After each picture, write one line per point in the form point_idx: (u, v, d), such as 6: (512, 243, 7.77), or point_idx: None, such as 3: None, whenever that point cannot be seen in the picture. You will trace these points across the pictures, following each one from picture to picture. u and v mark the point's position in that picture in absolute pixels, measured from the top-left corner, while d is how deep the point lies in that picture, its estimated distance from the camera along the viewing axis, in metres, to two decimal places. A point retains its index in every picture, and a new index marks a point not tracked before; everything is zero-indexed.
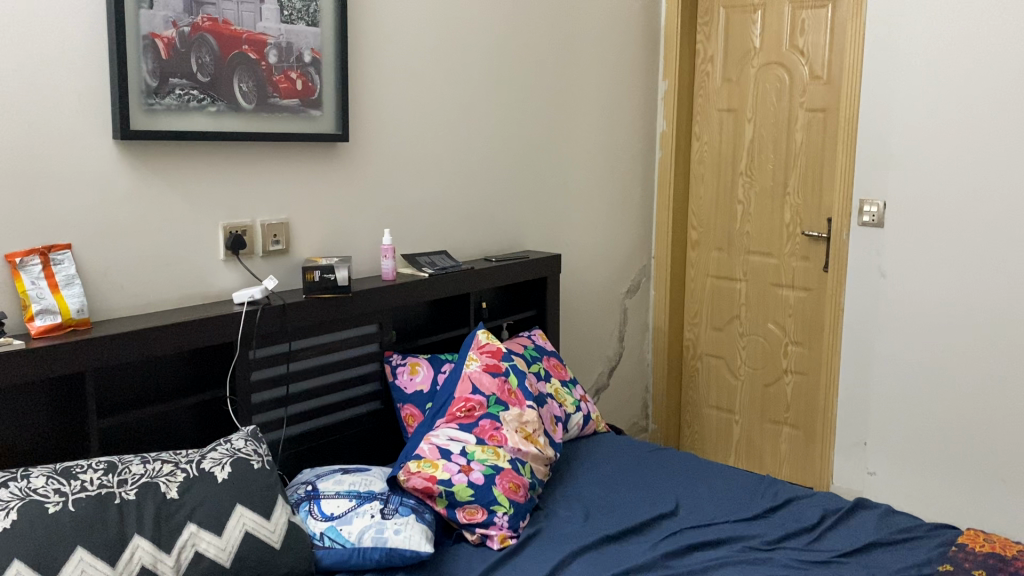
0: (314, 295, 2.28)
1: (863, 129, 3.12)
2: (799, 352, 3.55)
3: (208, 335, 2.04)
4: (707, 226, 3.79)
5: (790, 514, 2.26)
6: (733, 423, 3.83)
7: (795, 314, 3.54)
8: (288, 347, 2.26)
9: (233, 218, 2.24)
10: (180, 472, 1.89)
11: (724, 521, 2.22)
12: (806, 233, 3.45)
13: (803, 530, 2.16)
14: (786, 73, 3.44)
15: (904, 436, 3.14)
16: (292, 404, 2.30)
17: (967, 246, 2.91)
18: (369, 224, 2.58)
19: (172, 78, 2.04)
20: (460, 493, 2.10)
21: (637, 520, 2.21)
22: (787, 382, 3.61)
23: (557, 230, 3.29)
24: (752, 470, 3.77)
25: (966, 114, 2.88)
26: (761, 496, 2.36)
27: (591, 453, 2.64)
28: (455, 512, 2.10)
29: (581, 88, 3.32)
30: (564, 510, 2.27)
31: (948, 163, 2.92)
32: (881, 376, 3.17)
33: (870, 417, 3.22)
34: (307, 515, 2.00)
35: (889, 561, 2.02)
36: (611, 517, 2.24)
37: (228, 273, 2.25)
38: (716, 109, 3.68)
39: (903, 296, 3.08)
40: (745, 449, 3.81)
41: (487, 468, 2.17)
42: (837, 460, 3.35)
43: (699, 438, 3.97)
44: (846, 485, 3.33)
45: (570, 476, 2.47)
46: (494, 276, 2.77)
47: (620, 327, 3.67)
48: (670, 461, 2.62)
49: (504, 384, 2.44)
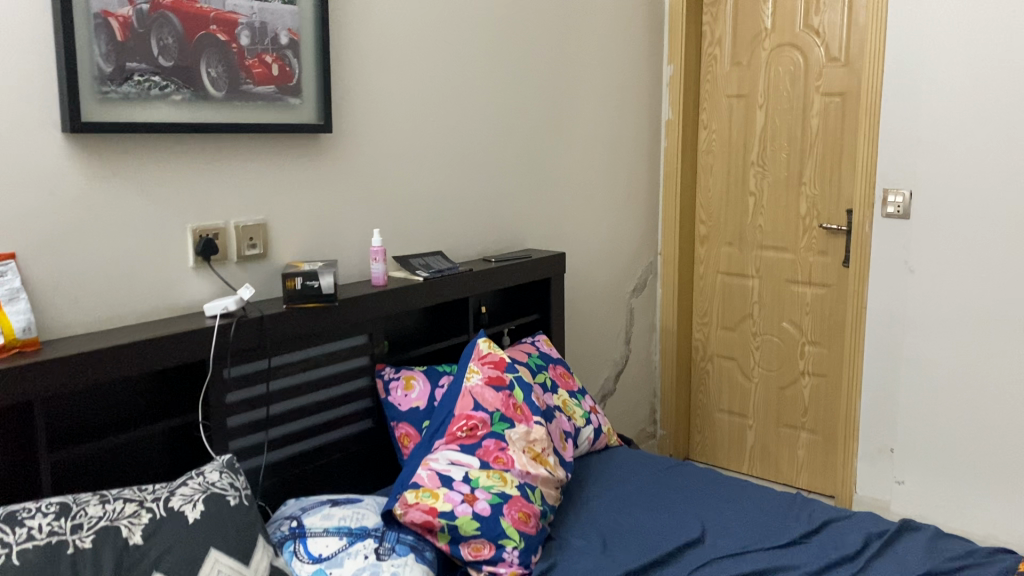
0: (295, 306, 2.03)
1: (887, 114, 2.89)
2: (817, 353, 3.34)
3: (177, 354, 1.80)
4: (716, 220, 3.56)
5: (828, 539, 2.04)
6: (747, 428, 3.61)
7: (813, 312, 3.33)
8: (267, 364, 2.01)
9: (204, 219, 1.99)
10: (144, 512, 1.65)
11: (758, 549, 2.00)
12: (825, 226, 3.23)
13: (846, 559, 1.94)
14: (800, 55, 3.21)
15: (935, 443, 2.92)
16: (273, 426, 2.06)
17: (1005, 239, 2.70)
18: (357, 225, 2.34)
19: (130, 63, 1.79)
20: (464, 527, 1.87)
21: (661, 551, 1.98)
22: (804, 384, 3.40)
23: (560, 226, 3.06)
24: (768, 478, 3.56)
25: (1002, 96, 2.66)
26: (793, 517, 2.14)
27: (604, 470, 2.42)
28: (459, 549, 1.88)
29: (581, 74, 3.08)
30: (579, 540, 2.04)
31: (983, 150, 2.71)
32: (909, 380, 2.96)
33: (897, 423, 3.01)
34: (291, 557, 1.76)
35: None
36: (632, 547, 2.02)
37: (200, 282, 2.01)
38: (724, 95, 3.45)
39: (933, 293, 2.87)
40: (759, 456, 3.59)
41: (494, 496, 1.94)
42: (861, 469, 3.13)
43: (710, 443, 3.75)
44: (871, 495, 3.11)
45: (583, 499, 2.24)
46: (494, 279, 2.53)
47: (627, 329, 3.45)
48: (692, 477, 2.39)
49: (509, 398, 2.21)
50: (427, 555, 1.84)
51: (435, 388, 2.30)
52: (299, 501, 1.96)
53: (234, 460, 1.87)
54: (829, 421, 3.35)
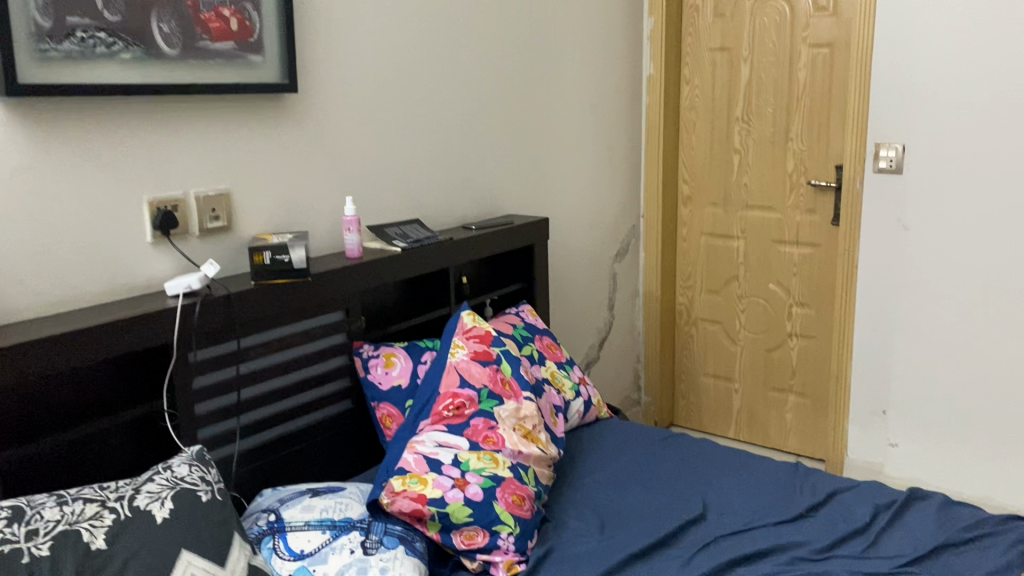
0: (267, 282, 1.88)
1: (879, 65, 2.78)
2: (806, 314, 3.26)
3: (138, 339, 1.65)
4: (700, 179, 3.44)
5: (835, 513, 1.95)
6: (734, 393, 3.53)
7: (801, 272, 3.23)
8: (235, 346, 1.87)
9: (161, 191, 1.82)
10: (107, 514, 1.50)
11: (763, 526, 1.91)
12: (813, 184, 3.13)
13: (856, 533, 1.86)
14: (786, 4, 3.08)
15: (929, 404, 2.86)
16: (245, 413, 1.92)
17: (1002, 193, 2.61)
18: (328, 193, 2.18)
19: (71, 17, 1.61)
20: (455, 514, 1.77)
21: (663, 532, 1.88)
22: (792, 347, 3.32)
23: (540, 189, 2.92)
24: (756, 442, 3.50)
25: (1000, 43, 2.55)
26: (795, 490, 2.05)
27: (596, 445, 2.31)
28: (450, 537, 1.77)
29: (559, 27, 2.92)
30: (576, 522, 1.93)
31: (980, 100, 2.61)
32: (902, 340, 2.88)
33: (891, 384, 2.94)
34: (271, 554, 1.63)
35: (961, 568, 1.73)
36: (631, 528, 1.91)
37: (159, 259, 1.85)
38: (707, 49, 3.31)
39: (927, 250, 2.78)
40: (746, 421, 3.52)
41: (485, 479, 1.83)
42: (853, 432, 3.06)
43: (695, 409, 3.67)
44: (864, 459, 3.05)
45: (576, 477, 2.14)
46: (477, 248, 2.40)
47: (610, 295, 3.33)
48: (687, 449, 2.29)
49: (496, 373, 2.09)
50: (416, 547, 1.72)
51: (419, 364, 2.17)
52: (277, 491, 1.83)
53: (205, 451, 1.73)
54: (819, 382, 3.28)
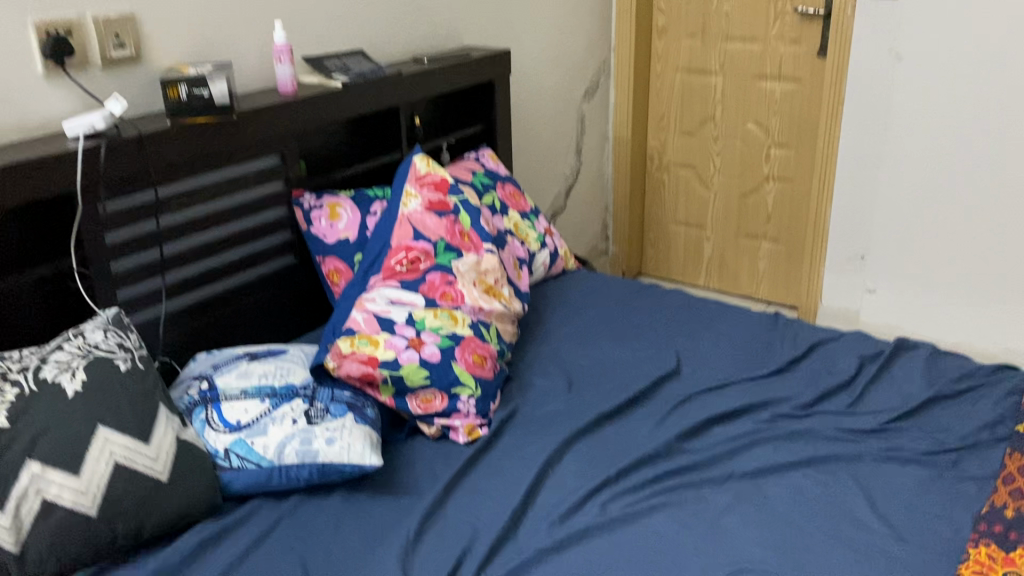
0: (181, 123, 1.62)
1: None
2: (784, 155, 3.06)
3: (32, 188, 1.40)
4: (676, 8, 3.14)
5: (817, 366, 1.83)
6: (705, 238, 3.38)
7: (781, 110, 3.01)
8: (148, 197, 1.63)
9: (48, 10, 1.53)
10: (8, 388, 1.29)
11: (741, 381, 1.78)
12: (799, 10, 2.86)
13: (840, 387, 1.74)
14: None
15: (910, 249, 2.74)
16: (170, 271, 1.71)
17: (1007, 17, 2.38)
18: (254, 18, 1.89)
19: None
20: (410, 378, 1.61)
21: (634, 389, 1.75)
22: (769, 189, 3.14)
23: (500, 18, 2.62)
24: (726, 291, 3.40)
25: None
26: (774, 342, 1.93)
27: (563, 299, 2.15)
28: (405, 401, 1.63)
29: None
30: (542, 380, 1.79)
31: None
32: (887, 182, 2.71)
33: (871, 229, 2.79)
34: (204, 427, 1.48)
35: (950, 423, 1.63)
36: (601, 386, 1.78)
37: (54, 94, 1.57)
38: None
39: (920, 83, 2.56)
40: (718, 267, 3.40)
41: (443, 339, 1.67)
42: (829, 279, 2.94)
43: (664, 258, 3.54)
44: (839, 307, 2.95)
45: (543, 333, 1.98)
46: (429, 85, 2.13)
47: (577, 139, 3.10)
48: (661, 301, 2.14)
49: (454, 224, 1.89)
50: (368, 414, 1.56)
51: (366, 215, 1.96)
52: (210, 356, 1.65)
53: (122, 313, 1.53)
54: (797, 226, 3.13)
